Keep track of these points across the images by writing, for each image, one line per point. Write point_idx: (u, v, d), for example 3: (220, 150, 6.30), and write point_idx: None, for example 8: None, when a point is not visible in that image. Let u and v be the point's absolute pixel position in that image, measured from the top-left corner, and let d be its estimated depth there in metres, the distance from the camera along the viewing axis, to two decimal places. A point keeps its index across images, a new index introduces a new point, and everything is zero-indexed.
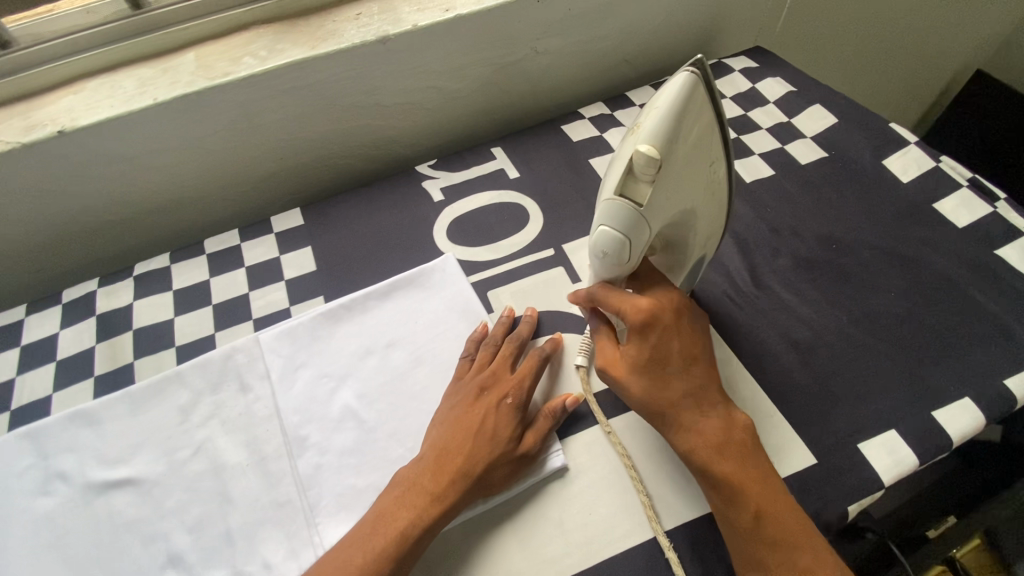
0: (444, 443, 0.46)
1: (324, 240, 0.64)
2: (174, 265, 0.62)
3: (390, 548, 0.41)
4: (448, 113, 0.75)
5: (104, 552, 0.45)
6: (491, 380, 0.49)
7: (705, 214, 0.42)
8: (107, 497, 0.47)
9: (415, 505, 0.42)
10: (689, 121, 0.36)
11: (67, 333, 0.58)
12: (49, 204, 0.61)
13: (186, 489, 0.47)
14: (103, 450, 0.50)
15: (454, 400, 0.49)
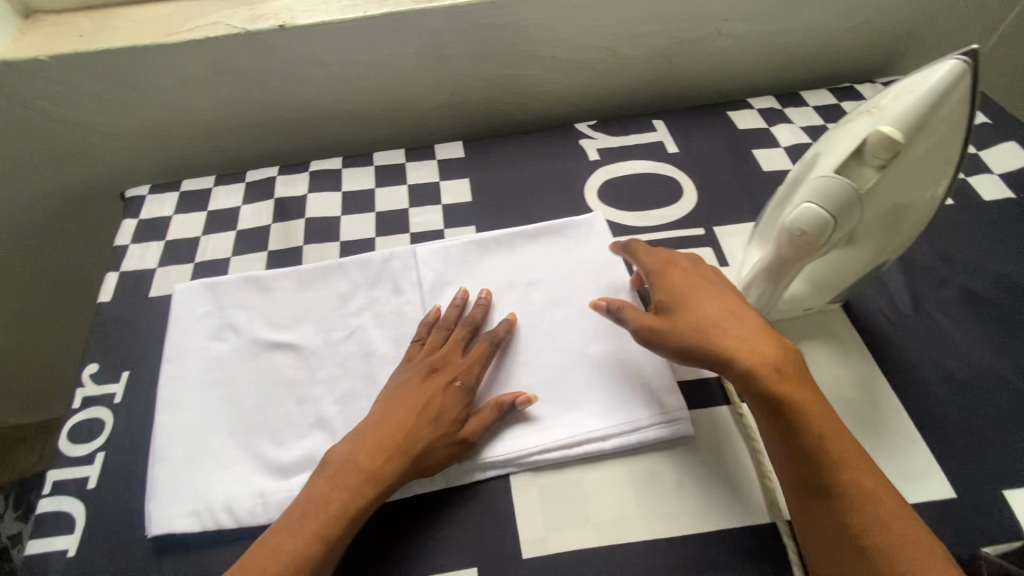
0: (387, 418, 0.45)
1: (481, 176, 0.67)
2: (345, 169, 0.67)
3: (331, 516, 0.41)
4: (615, 79, 0.75)
5: (263, 401, 0.49)
6: (439, 364, 0.49)
7: (916, 218, 0.41)
8: (270, 354, 0.52)
9: (352, 476, 0.43)
10: (942, 113, 0.36)
11: (249, 209, 0.64)
12: (252, 92, 0.67)
13: (339, 364, 0.52)
14: (270, 314, 0.55)
15: (398, 380, 0.48)
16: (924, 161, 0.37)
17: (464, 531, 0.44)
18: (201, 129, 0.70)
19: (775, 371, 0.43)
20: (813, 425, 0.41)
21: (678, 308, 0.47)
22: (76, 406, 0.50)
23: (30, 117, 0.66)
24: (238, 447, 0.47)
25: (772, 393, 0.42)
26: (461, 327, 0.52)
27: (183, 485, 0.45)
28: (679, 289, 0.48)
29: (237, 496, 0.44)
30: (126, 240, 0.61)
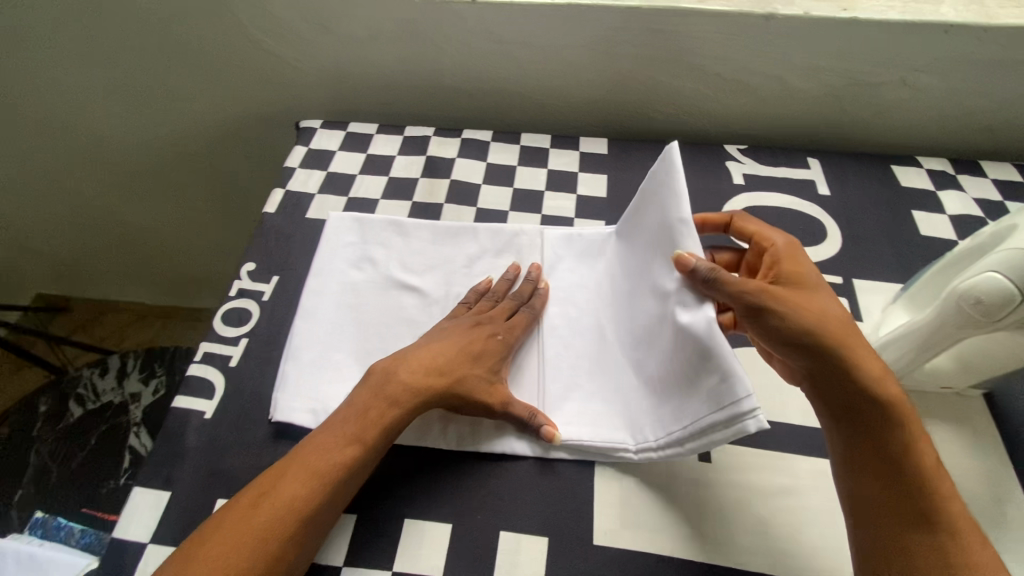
0: (429, 349, 0.49)
1: (621, 175, 0.68)
2: (493, 142, 0.71)
3: (368, 424, 0.44)
4: (776, 109, 0.73)
5: (387, 335, 0.54)
6: (484, 321, 0.52)
7: None
8: (398, 294, 0.57)
9: (390, 386, 0.46)
10: None
11: (402, 160, 0.69)
12: (428, 55, 0.72)
13: None
14: (404, 258, 0.59)
15: (443, 327, 0.52)
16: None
17: (542, 501, 0.46)
18: (375, 80, 0.76)
19: (886, 381, 0.39)
20: (915, 449, 0.38)
21: (796, 291, 0.43)
22: (232, 294, 0.57)
23: (241, 41, 0.75)
24: (358, 368, 0.51)
25: (886, 412, 0.39)
26: (501, 297, 0.55)
27: (310, 388, 0.50)
28: (797, 272, 0.45)
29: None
30: (295, 162, 0.69)
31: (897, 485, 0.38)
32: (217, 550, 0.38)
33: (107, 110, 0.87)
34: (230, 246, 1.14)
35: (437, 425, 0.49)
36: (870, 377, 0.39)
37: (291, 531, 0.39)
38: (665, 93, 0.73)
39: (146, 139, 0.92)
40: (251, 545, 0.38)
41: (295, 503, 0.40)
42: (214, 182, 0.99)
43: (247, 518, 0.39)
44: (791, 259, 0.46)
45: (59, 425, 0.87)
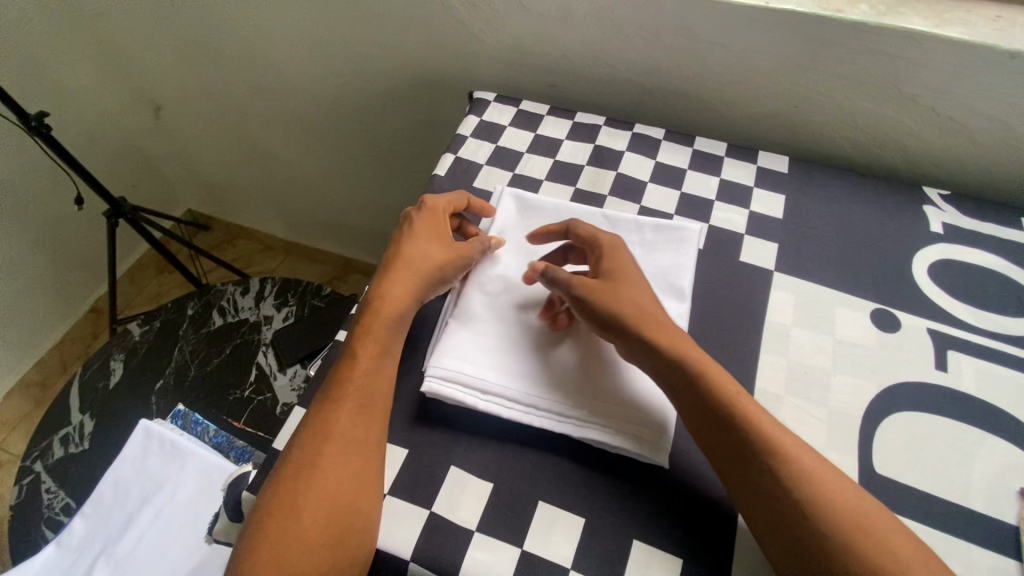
0: (412, 262, 0.53)
1: (799, 199, 0.63)
2: (665, 142, 0.69)
3: (387, 333, 0.49)
4: (991, 157, 0.65)
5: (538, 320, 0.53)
6: (444, 229, 0.56)
7: None
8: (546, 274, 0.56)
9: (398, 301, 0.50)
10: None
11: (569, 145, 0.69)
12: (613, 43, 0.71)
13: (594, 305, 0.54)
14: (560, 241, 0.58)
15: (412, 240, 0.54)
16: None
17: (680, 520, 0.44)
18: (552, 61, 0.76)
19: (688, 355, 0.45)
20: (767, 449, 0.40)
21: (616, 286, 0.49)
22: None
23: (432, 7, 0.77)
24: (501, 340, 0.52)
25: (730, 421, 0.42)
26: (444, 200, 0.58)
27: (461, 358, 0.50)
28: (617, 269, 0.51)
29: (497, 389, 0.49)
30: (467, 131, 0.70)
31: (739, 470, 0.40)
32: (321, 468, 0.42)
33: (294, 53, 0.94)
34: (364, 198, 1.20)
35: (547, 405, 0.48)
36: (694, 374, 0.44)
37: (370, 438, 0.45)
38: (861, 120, 0.67)
39: (319, 86, 0.98)
40: (345, 455, 0.43)
41: (360, 414, 0.45)
42: (366, 135, 1.05)
43: (329, 438, 0.44)
44: (606, 258, 0.52)
45: (202, 329, 0.97)
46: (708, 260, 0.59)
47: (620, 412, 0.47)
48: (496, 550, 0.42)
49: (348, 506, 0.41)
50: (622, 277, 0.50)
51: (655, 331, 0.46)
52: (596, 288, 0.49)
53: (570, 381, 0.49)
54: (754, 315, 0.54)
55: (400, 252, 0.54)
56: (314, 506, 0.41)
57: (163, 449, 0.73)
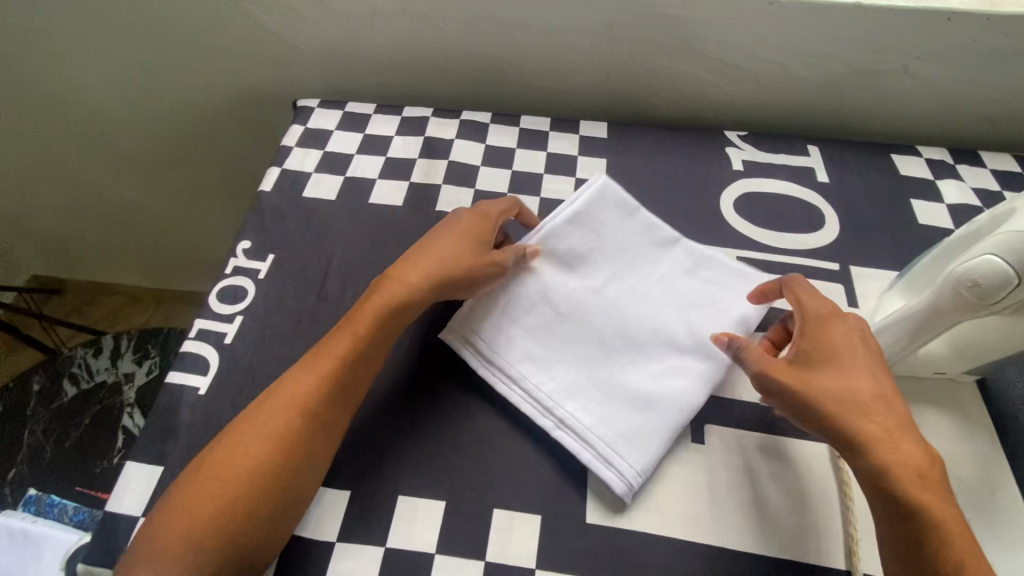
0: (432, 255, 0.50)
1: (620, 159, 0.68)
2: (492, 125, 0.70)
3: (367, 341, 0.46)
4: (776, 96, 0.73)
5: (553, 348, 0.50)
6: (480, 231, 0.52)
7: None
8: (584, 291, 0.52)
9: (401, 290, 0.48)
10: None
11: (400, 140, 0.68)
12: (425, 35, 0.71)
13: (620, 331, 0.50)
14: (601, 246, 0.54)
15: (444, 233, 0.53)
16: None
17: (538, 480, 0.45)
18: (373, 60, 0.75)
19: (894, 454, 0.39)
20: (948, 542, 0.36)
21: (817, 369, 0.43)
22: (228, 272, 0.57)
23: (238, 20, 0.74)
24: (536, 368, 0.49)
25: (915, 513, 0.37)
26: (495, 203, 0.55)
27: (499, 340, 0.50)
28: (831, 346, 0.44)
29: (536, 390, 0.48)
30: (292, 142, 0.68)
31: (908, 557, 0.38)
32: (219, 491, 0.40)
33: (102, 87, 0.86)
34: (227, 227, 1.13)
35: (563, 432, 0.46)
36: (886, 464, 0.39)
37: (285, 480, 0.41)
38: (664, 79, 0.73)
39: (142, 118, 0.91)
40: (251, 492, 0.40)
41: (287, 452, 0.42)
42: (211, 163, 0.99)
43: (238, 463, 0.41)
44: (814, 332, 0.45)
45: (52, 404, 0.87)
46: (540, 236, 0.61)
47: (616, 446, 0.45)
48: (359, 556, 0.42)
49: (237, 543, 0.39)
50: (834, 356, 0.44)
51: (847, 403, 0.41)
52: (786, 372, 0.44)
53: (592, 417, 0.46)
54: None
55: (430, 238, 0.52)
56: (203, 533, 0.38)
57: (16, 542, 0.64)
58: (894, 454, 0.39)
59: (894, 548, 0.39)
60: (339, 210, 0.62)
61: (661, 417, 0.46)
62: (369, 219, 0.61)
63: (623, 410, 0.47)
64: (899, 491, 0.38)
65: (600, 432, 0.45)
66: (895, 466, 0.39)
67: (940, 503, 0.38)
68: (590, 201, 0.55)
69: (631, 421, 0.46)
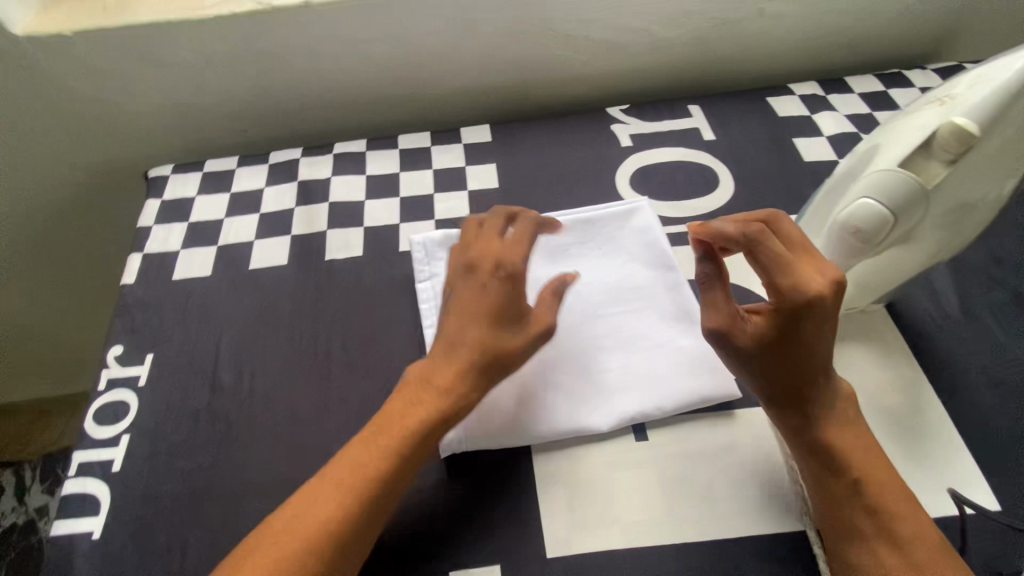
0: (453, 335, 0.42)
1: (509, 161, 0.65)
2: (369, 152, 0.65)
3: (420, 432, 0.40)
4: (649, 62, 0.71)
5: None
6: (516, 294, 0.42)
7: (973, 221, 0.40)
8: (557, 314, 0.52)
9: (459, 400, 0.41)
10: (1017, 107, 0.34)
11: (271, 191, 0.62)
12: (275, 71, 0.65)
13: (582, 347, 0.50)
14: (568, 268, 0.55)
15: (461, 311, 0.42)
16: (1000, 152, 0.35)
17: (489, 529, 0.43)
18: (224, 109, 0.68)
19: (858, 452, 0.40)
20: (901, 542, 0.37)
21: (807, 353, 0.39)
22: (101, 388, 0.50)
23: (55, 95, 0.65)
24: None
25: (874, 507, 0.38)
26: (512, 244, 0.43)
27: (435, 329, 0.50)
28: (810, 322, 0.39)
29: None
30: (150, 220, 0.61)
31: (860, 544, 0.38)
32: None
33: None
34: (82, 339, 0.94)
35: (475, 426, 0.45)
36: (850, 452, 0.39)
37: None
38: (537, 67, 0.70)
39: None
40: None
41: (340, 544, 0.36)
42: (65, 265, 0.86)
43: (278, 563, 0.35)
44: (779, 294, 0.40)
45: None
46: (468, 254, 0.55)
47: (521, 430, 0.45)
48: None
49: None
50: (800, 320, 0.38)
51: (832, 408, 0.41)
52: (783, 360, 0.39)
53: (510, 403, 0.46)
54: None
55: (445, 328, 0.42)
56: None
57: None
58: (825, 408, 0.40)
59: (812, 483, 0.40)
60: (217, 285, 0.56)
61: (585, 399, 0.47)
62: (253, 287, 0.55)
63: (506, 394, 0.47)
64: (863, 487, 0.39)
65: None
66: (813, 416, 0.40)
67: (896, 505, 0.38)
68: (564, 229, 0.57)
69: (553, 415, 0.46)
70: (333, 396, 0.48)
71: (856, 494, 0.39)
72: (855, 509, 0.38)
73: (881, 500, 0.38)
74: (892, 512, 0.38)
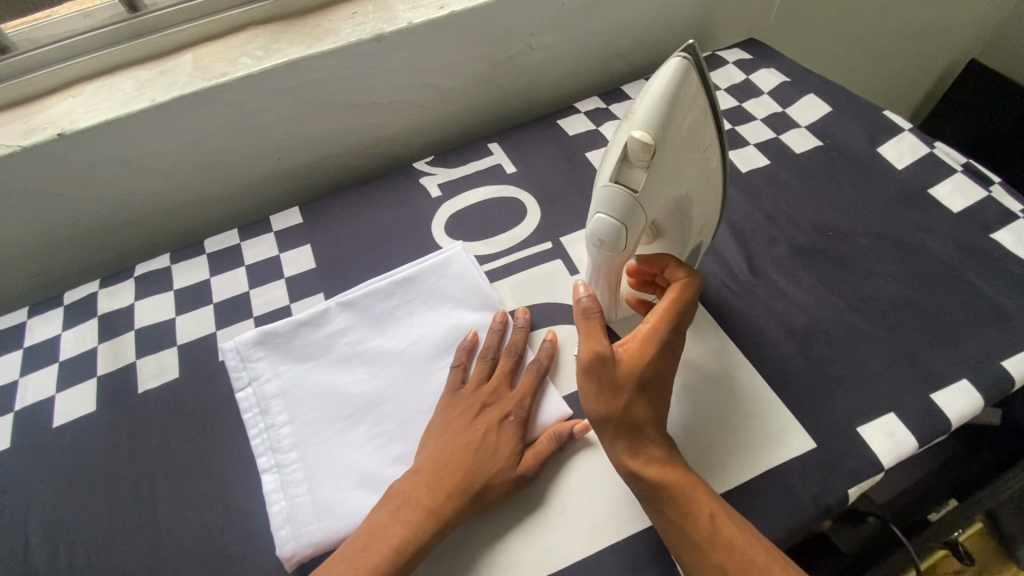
0: (443, 457, 0.44)
1: (324, 238, 0.64)
2: (175, 265, 0.63)
3: (414, 543, 0.40)
4: (444, 111, 0.75)
5: (319, 440, 0.48)
6: (504, 404, 0.47)
7: (700, 201, 0.44)
8: (388, 383, 0.51)
9: (449, 500, 0.42)
10: (681, 108, 0.38)
11: (70, 334, 0.58)
12: (49, 207, 0.61)
13: (418, 409, 0.50)
14: (394, 330, 0.55)
15: (478, 441, 0.45)
16: (685, 148, 0.39)
17: None
18: (2, 259, 0.63)
19: (695, 485, 0.40)
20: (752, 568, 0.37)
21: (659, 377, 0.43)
22: None
23: None
24: (302, 454, 0.47)
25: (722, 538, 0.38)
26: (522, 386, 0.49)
27: (262, 437, 0.48)
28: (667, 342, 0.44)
29: (298, 483, 0.46)
30: None
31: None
32: None
33: None
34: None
35: (316, 528, 0.43)
36: (685, 487, 0.40)
37: None
38: (335, 139, 0.70)
39: None
40: None
41: None
42: None
43: None
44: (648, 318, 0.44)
45: None
46: (287, 345, 0.53)
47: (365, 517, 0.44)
48: None
49: None
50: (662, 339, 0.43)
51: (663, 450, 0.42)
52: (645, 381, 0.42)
53: (350, 493, 0.45)
54: (342, 360, 0.53)
55: (441, 455, 0.44)
56: None
57: None
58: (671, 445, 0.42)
59: (670, 537, 0.40)
60: (18, 456, 0.50)
61: None
62: (61, 446, 0.50)
63: (346, 483, 0.46)
64: (708, 520, 0.39)
65: (303, 491, 0.45)
66: (658, 460, 0.41)
67: (737, 530, 0.39)
68: (386, 293, 0.57)
69: None
70: (164, 542, 0.45)
71: (699, 531, 0.38)
72: (701, 542, 0.38)
73: (722, 529, 0.38)
74: (736, 539, 0.38)
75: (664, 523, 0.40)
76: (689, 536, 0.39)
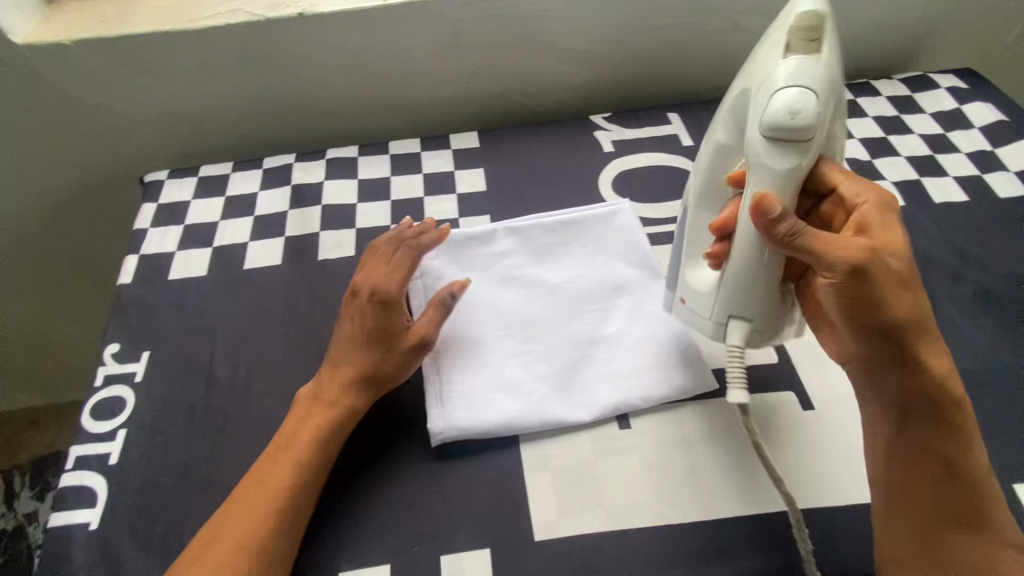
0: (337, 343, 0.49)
1: (497, 166, 0.67)
2: (361, 157, 0.68)
3: (330, 424, 0.45)
4: (631, 72, 0.75)
5: (474, 341, 0.52)
6: (373, 282, 0.50)
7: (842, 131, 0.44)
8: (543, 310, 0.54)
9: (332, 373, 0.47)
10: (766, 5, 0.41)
11: (266, 194, 0.64)
12: (269, 80, 0.67)
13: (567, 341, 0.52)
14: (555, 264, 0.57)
15: (366, 325, 0.48)
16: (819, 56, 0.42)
17: (479, 514, 0.44)
18: (218, 115, 0.70)
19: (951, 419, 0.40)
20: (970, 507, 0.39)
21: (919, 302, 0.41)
22: (97, 384, 0.51)
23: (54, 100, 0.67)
24: (458, 349, 0.51)
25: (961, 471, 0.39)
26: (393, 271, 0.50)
27: None
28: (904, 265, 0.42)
29: (451, 373, 0.50)
30: (146, 223, 0.62)
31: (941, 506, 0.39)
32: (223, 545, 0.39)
33: None
34: (76, 347, 0.94)
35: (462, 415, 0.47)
36: (944, 412, 0.40)
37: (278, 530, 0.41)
38: (523, 76, 0.72)
39: None
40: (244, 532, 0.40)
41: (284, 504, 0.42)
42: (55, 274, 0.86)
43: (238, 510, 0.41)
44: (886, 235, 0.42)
45: None
46: (457, 252, 0.57)
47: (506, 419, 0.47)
48: None
49: None
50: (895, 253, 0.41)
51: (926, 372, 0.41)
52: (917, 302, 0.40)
53: (496, 395, 0.48)
54: (503, 278, 0.56)
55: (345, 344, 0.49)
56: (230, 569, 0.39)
57: None
58: (930, 367, 0.40)
59: (911, 454, 0.40)
60: (212, 285, 0.57)
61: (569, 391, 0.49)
62: (249, 287, 0.57)
63: (494, 387, 0.49)
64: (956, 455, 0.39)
65: (456, 381, 0.49)
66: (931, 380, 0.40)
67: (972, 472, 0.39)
68: (552, 228, 0.59)
69: (538, 406, 0.48)
70: None
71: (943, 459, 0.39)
72: (940, 472, 0.39)
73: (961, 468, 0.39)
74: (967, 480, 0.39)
75: (913, 440, 0.40)
76: (933, 459, 0.39)
